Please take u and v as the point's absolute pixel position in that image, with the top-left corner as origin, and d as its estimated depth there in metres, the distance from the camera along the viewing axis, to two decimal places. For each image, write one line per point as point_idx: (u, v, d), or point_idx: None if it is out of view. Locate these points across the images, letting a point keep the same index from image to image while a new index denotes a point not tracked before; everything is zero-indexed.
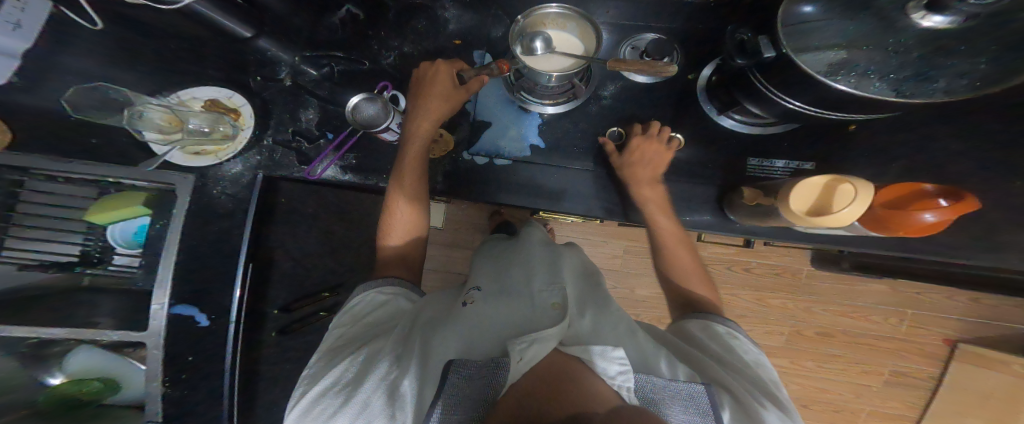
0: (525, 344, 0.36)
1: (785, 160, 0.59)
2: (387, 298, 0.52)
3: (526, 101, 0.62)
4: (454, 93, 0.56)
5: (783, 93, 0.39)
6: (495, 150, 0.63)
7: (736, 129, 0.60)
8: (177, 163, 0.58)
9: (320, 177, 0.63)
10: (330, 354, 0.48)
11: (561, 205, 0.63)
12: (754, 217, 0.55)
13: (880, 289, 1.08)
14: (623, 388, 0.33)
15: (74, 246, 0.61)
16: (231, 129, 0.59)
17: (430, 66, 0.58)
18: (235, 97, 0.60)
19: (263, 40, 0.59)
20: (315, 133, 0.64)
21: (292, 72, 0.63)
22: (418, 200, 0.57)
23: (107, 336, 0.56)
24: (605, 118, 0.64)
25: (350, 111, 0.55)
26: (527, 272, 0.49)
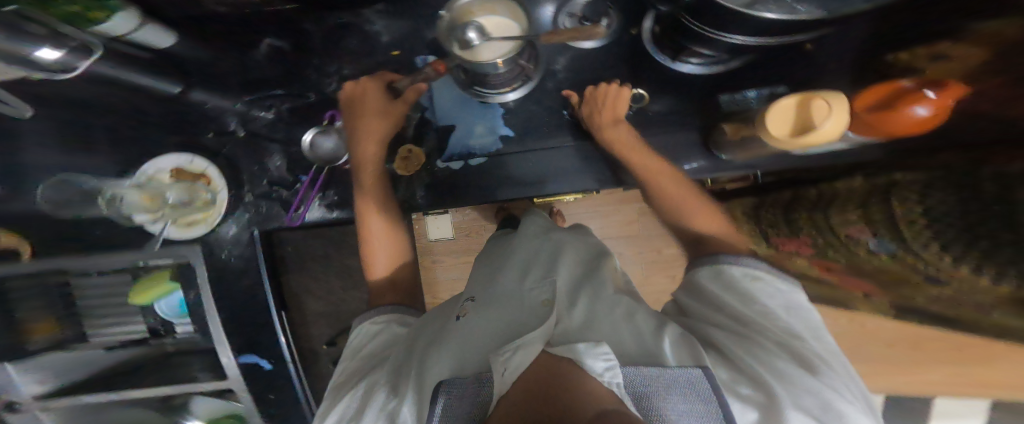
0: (510, 352, 0.36)
1: (759, 88, 0.54)
2: (379, 327, 0.55)
3: (483, 95, 0.60)
4: (392, 107, 0.59)
5: (720, 31, 0.37)
6: (467, 150, 0.62)
7: (696, 72, 0.56)
8: (175, 237, 0.62)
9: (306, 220, 0.65)
10: (337, 390, 0.50)
11: (546, 189, 0.61)
12: (744, 151, 0.50)
13: None
14: (612, 384, 0.32)
15: (140, 324, 0.68)
16: (209, 195, 0.61)
17: (356, 87, 0.60)
18: (197, 162, 0.61)
19: (194, 92, 0.59)
20: (290, 178, 0.65)
21: (242, 121, 0.64)
22: (394, 219, 0.59)
23: (199, 388, 0.62)
24: (565, 91, 0.60)
25: (309, 150, 0.64)
26: (517, 271, 0.50)
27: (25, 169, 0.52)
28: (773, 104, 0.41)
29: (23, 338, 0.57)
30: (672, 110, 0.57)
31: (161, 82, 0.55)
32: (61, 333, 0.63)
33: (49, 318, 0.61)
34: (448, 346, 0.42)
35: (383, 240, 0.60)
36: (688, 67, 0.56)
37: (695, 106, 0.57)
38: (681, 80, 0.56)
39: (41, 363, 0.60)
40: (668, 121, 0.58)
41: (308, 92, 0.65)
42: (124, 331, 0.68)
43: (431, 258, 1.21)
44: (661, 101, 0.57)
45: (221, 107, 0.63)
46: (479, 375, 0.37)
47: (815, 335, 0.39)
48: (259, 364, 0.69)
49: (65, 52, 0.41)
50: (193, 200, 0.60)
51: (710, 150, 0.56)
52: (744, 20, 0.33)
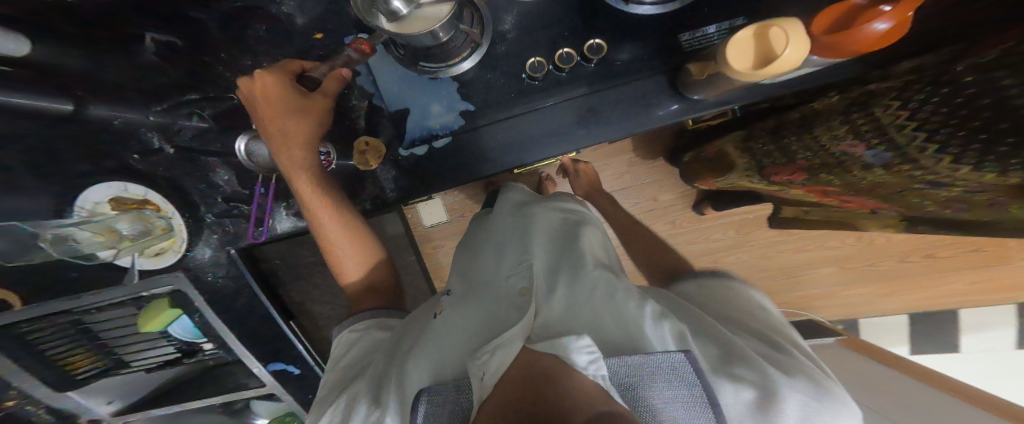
0: (487, 356, 0.36)
1: (719, 21, 0.50)
2: (359, 335, 0.59)
3: (434, 71, 0.54)
4: (309, 102, 0.51)
5: None
6: (427, 133, 0.58)
7: (654, 13, 0.50)
8: (150, 269, 0.61)
9: (277, 231, 0.63)
10: (321, 403, 0.52)
11: (517, 162, 0.56)
12: (715, 89, 0.45)
13: None
14: (598, 377, 0.32)
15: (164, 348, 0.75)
16: (163, 222, 0.58)
17: (254, 80, 0.50)
18: (133, 188, 0.55)
19: (92, 106, 0.49)
20: (246, 192, 0.62)
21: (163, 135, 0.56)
22: (350, 227, 0.59)
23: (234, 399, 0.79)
24: (518, 52, 0.53)
25: (246, 157, 0.61)
26: (496, 258, 0.52)
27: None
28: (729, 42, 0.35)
29: (71, 371, 0.65)
30: (639, 57, 0.51)
31: (45, 102, 0.46)
32: (103, 362, 0.69)
33: (84, 353, 0.66)
34: (427, 351, 0.44)
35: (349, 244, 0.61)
36: (642, 9, 0.49)
37: (664, 48, 0.50)
38: (643, 21, 0.50)
39: (98, 387, 0.70)
40: (636, 70, 0.51)
41: (231, 93, 0.59)
42: (156, 356, 0.72)
43: (427, 243, 1.20)
44: (625, 49, 0.51)
45: (135, 121, 0.54)
46: (460, 381, 0.38)
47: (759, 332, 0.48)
48: (287, 370, 0.78)
49: None
50: (150, 230, 0.59)
51: (681, 92, 0.51)
52: None
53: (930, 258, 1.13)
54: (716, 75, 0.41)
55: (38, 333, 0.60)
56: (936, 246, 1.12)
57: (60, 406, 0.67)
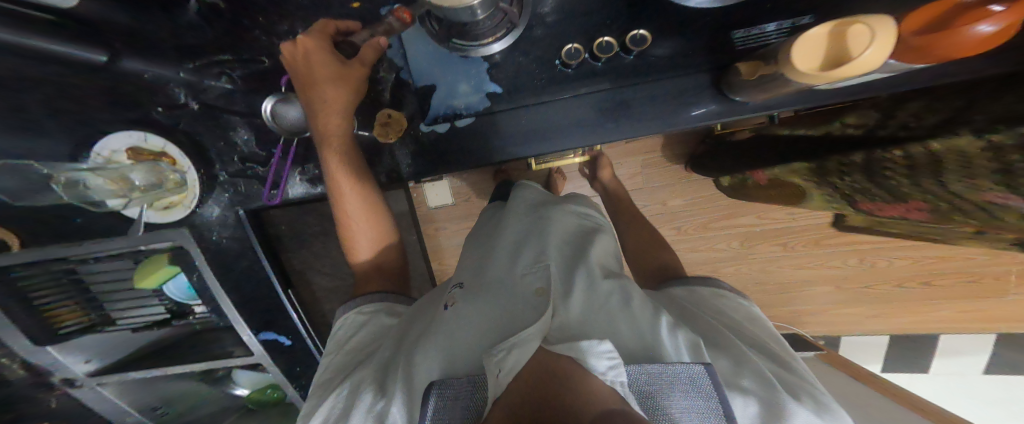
0: (504, 353, 0.36)
1: (779, 20, 0.48)
2: (366, 317, 0.59)
3: (465, 49, 0.53)
4: (347, 71, 0.51)
5: None
6: (453, 111, 0.57)
7: (704, 7, 0.48)
8: (156, 222, 0.63)
9: (290, 196, 0.62)
10: (323, 387, 0.53)
11: (543, 149, 0.57)
12: (762, 92, 0.45)
13: None
14: (616, 383, 0.33)
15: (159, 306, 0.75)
16: (178, 175, 0.59)
17: (295, 47, 0.50)
18: (152, 139, 0.56)
19: (126, 59, 0.52)
20: (263, 154, 0.61)
21: (190, 92, 0.57)
22: (369, 204, 0.59)
23: (232, 363, 0.75)
24: (557, 38, 0.52)
25: (272, 120, 0.58)
26: (510, 257, 0.51)
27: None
28: (801, 36, 0.34)
29: (55, 324, 0.67)
30: (677, 55, 0.51)
31: (80, 50, 0.49)
32: (89, 318, 0.71)
33: (71, 306, 0.69)
34: (438, 342, 0.44)
35: (365, 220, 0.61)
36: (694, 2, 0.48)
37: (702, 48, 0.50)
38: (683, 19, 0.49)
39: (78, 343, 0.70)
40: (670, 68, 0.52)
41: (263, 55, 0.56)
42: (146, 316, 0.74)
43: (431, 225, 1.20)
44: (664, 45, 0.50)
45: (163, 76, 0.56)
46: (473, 378, 0.38)
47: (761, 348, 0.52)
48: (278, 340, 0.77)
49: None
50: (163, 182, 0.58)
51: (723, 92, 0.51)
52: None
53: (921, 285, 1.15)
54: (771, 78, 0.41)
55: (30, 282, 0.64)
56: (927, 274, 1.14)
57: (36, 361, 0.67)
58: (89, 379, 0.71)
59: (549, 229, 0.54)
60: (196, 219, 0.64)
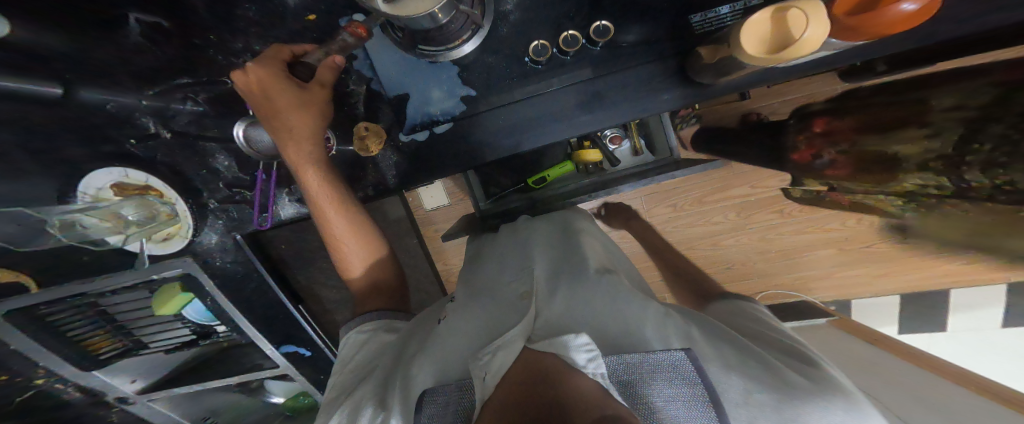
0: (488, 357, 0.39)
1: (733, 1, 0.46)
2: (367, 334, 0.60)
3: (432, 54, 0.52)
4: (307, 94, 0.49)
5: None
6: (428, 118, 0.57)
7: None
8: (158, 253, 0.65)
9: (280, 217, 0.63)
10: (328, 404, 0.54)
11: (521, 149, 0.56)
12: (723, 74, 0.43)
13: None
14: (597, 375, 0.32)
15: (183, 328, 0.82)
16: (167, 207, 0.61)
17: (243, 74, 0.48)
18: (133, 174, 0.58)
19: (84, 89, 0.51)
20: (247, 178, 0.61)
21: (159, 119, 0.57)
22: (357, 222, 0.60)
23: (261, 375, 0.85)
24: (522, 34, 0.51)
25: (247, 145, 0.57)
26: (499, 266, 0.57)
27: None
28: (746, 25, 0.32)
29: (93, 351, 0.75)
30: (646, 39, 0.49)
31: (34, 84, 0.48)
32: (122, 342, 0.79)
33: (102, 334, 0.76)
34: (432, 352, 0.47)
35: (355, 238, 0.62)
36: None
37: (672, 29, 0.48)
38: (645, 3, 0.48)
39: (119, 367, 0.80)
40: (641, 54, 0.50)
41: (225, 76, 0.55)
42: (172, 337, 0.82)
43: (428, 224, 1.21)
44: (632, 31, 0.49)
45: (127, 105, 0.55)
46: (461, 383, 0.42)
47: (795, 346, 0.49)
48: (298, 352, 0.85)
49: None
50: (156, 215, 0.62)
51: (687, 77, 0.49)
52: None
53: None
54: (727, 61, 0.40)
55: (61, 319, 0.69)
56: None
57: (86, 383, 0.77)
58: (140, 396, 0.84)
59: (534, 240, 0.58)
60: (195, 247, 0.66)
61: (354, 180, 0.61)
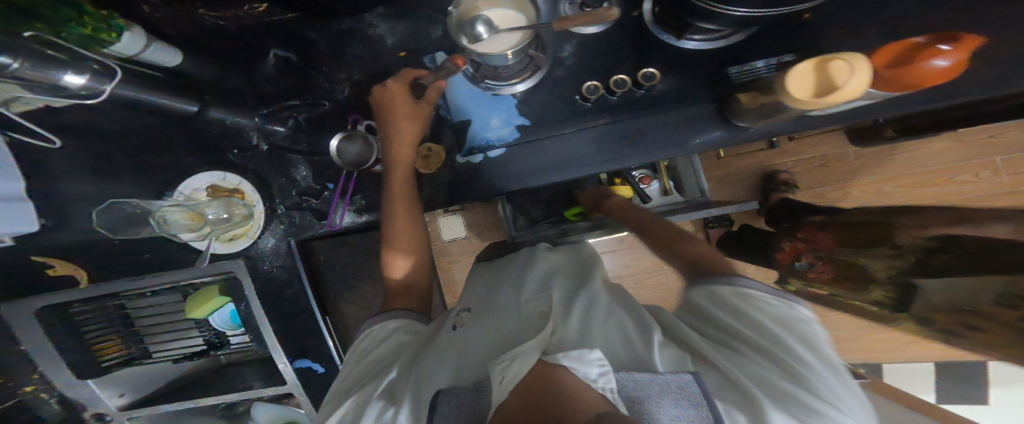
0: (506, 363, 0.40)
1: (767, 58, 0.55)
2: (386, 334, 0.61)
3: (495, 88, 0.61)
4: (418, 109, 0.59)
5: (726, 6, 0.40)
6: (484, 143, 0.64)
7: (701, 49, 0.56)
8: (222, 253, 0.71)
9: (342, 225, 0.70)
10: (341, 393, 0.57)
11: (568, 174, 0.63)
12: (764, 117, 0.51)
13: (945, 145, 1.20)
14: (605, 389, 0.37)
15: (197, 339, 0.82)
16: (246, 209, 0.69)
17: (383, 90, 0.59)
18: (230, 178, 0.69)
19: (214, 111, 0.62)
20: (316, 187, 0.70)
21: (262, 136, 0.70)
22: (413, 230, 0.65)
23: (264, 392, 0.80)
24: (578, 76, 0.60)
25: (337, 155, 0.65)
26: (514, 286, 0.55)
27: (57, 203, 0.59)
28: (791, 73, 0.40)
29: (98, 356, 0.74)
30: (680, 88, 0.58)
31: (177, 102, 0.55)
32: (129, 351, 0.78)
33: (115, 338, 0.76)
34: (446, 359, 0.49)
35: (408, 244, 0.67)
36: (692, 45, 0.56)
37: (707, 80, 0.57)
38: (683, 61, 0.57)
39: (117, 377, 0.77)
40: (675, 100, 0.58)
41: (323, 100, 0.69)
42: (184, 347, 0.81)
43: (446, 257, 1.26)
44: (668, 80, 0.57)
45: (240, 122, 0.67)
46: (475, 385, 0.42)
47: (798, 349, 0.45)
48: (311, 368, 0.82)
49: (86, 76, 0.43)
50: (233, 217, 0.68)
51: (727, 120, 0.57)
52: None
53: None
54: (771, 105, 0.47)
55: (84, 318, 0.72)
56: None
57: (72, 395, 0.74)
58: (121, 413, 0.76)
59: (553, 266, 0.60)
60: (252, 250, 0.73)
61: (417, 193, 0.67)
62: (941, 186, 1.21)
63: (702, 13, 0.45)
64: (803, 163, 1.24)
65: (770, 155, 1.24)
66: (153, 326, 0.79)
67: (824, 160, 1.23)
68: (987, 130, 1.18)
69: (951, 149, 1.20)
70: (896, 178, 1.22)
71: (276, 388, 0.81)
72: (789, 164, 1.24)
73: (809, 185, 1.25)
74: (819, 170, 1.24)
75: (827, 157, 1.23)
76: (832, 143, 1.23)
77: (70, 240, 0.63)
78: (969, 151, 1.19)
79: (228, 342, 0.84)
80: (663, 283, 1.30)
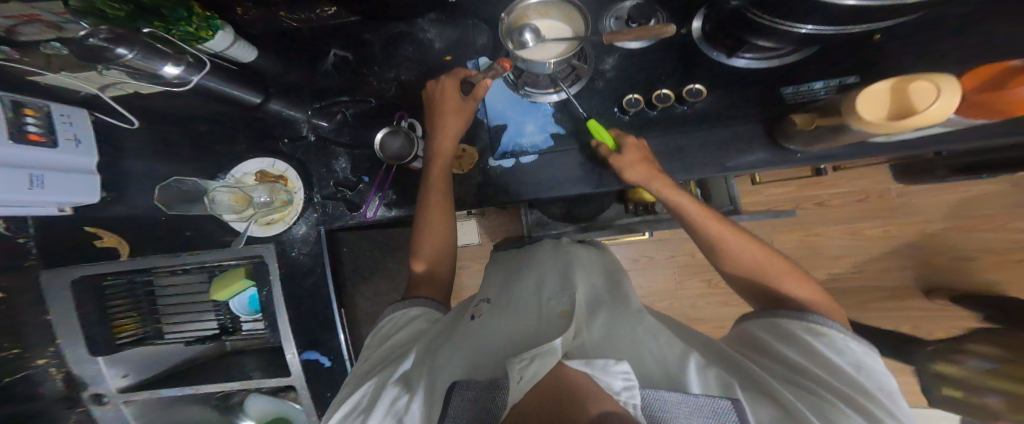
0: (526, 362, 0.37)
1: (826, 79, 0.59)
2: (408, 320, 0.61)
3: (533, 95, 0.64)
4: (463, 105, 0.62)
5: (794, 22, 0.42)
6: (518, 148, 0.66)
7: (753, 67, 0.59)
8: (257, 236, 0.74)
9: (373, 219, 0.74)
10: (357, 378, 0.56)
11: (599, 183, 0.65)
12: (817, 140, 0.53)
13: (998, 192, 1.14)
14: (629, 404, 0.34)
15: (212, 321, 0.80)
16: (286, 195, 0.73)
17: (436, 84, 0.64)
18: (278, 165, 0.74)
19: (273, 102, 0.69)
20: (352, 179, 0.75)
21: (311, 129, 0.76)
22: (442, 225, 0.66)
23: (265, 384, 0.71)
24: (616, 90, 0.64)
25: (379, 148, 0.68)
26: (539, 281, 0.54)
27: (123, 171, 0.64)
28: (864, 91, 0.44)
29: (114, 331, 0.70)
30: (716, 107, 0.61)
31: (242, 92, 0.63)
32: (143, 329, 0.74)
33: (133, 315, 0.73)
34: (461, 351, 0.47)
35: (436, 242, 0.68)
36: (741, 62, 0.59)
37: (749, 99, 0.60)
38: (730, 79, 0.61)
39: (126, 357, 0.71)
40: (711, 119, 0.61)
41: (370, 97, 0.74)
42: (198, 330, 0.78)
43: (460, 262, 1.25)
44: (710, 98, 0.61)
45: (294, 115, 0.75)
46: (491, 384, 0.40)
47: (856, 375, 0.43)
48: (319, 361, 0.78)
49: (182, 67, 0.53)
50: (274, 202, 0.73)
51: (777, 142, 0.60)
52: (817, 9, 0.38)
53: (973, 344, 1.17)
54: (832, 127, 0.49)
55: (113, 289, 0.69)
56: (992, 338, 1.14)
57: (78, 372, 0.67)
58: (119, 395, 0.69)
59: (577, 261, 0.58)
60: (284, 236, 0.76)
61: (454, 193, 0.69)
62: (989, 232, 1.15)
63: (768, 31, 0.47)
64: (838, 196, 1.20)
65: (808, 185, 1.20)
66: (175, 305, 0.76)
67: (862, 195, 1.19)
68: None
69: (1009, 194, 1.13)
70: (941, 220, 1.17)
71: (278, 380, 0.72)
72: (826, 195, 1.20)
73: (844, 220, 1.20)
74: (867, 208, 1.19)
75: (865, 193, 1.19)
76: (874, 179, 1.18)
77: (119, 213, 0.65)
78: None
79: (240, 328, 0.83)
80: (681, 308, 1.24)
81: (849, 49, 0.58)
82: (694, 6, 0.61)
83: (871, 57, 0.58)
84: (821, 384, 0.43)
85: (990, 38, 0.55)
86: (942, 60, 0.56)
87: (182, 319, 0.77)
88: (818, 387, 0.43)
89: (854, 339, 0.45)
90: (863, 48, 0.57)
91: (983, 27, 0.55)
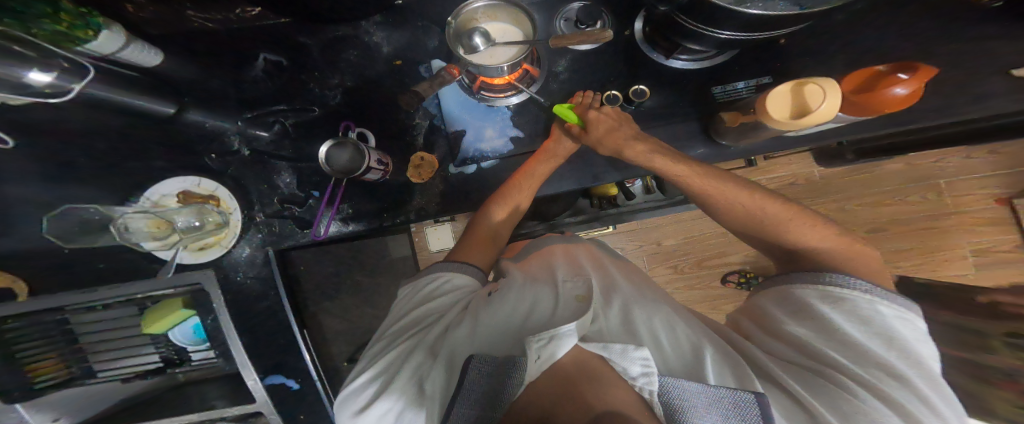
0: (542, 342, 0.43)
1: (745, 79, 0.63)
2: (424, 292, 0.60)
3: (490, 99, 0.64)
4: None
5: (711, 27, 0.45)
6: (478, 154, 0.65)
7: (687, 67, 0.62)
8: (188, 263, 0.66)
9: (326, 236, 0.68)
10: (376, 351, 0.57)
11: (563, 184, 0.65)
12: (742, 137, 0.57)
13: (901, 165, 1.32)
14: (643, 389, 0.40)
15: (152, 354, 0.70)
16: (220, 216, 0.66)
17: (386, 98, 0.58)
18: (205, 183, 0.66)
19: (190, 112, 0.62)
20: (300, 195, 0.69)
21: (244, 140, 0.68)
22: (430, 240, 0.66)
23: (227, 412, 0.66)
24: (568, 91, 0.64)
25: (325, 162, 0.62)
26: (551, 270, 0.58)
27: (8, 202, 0.54)
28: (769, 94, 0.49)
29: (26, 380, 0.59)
30: (665, 106, 0.63)
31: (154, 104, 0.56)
32: (68, 371, 0.64)
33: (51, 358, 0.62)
34: (482, 330, 0.50)
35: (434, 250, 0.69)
36: (679, 63, 0.62)
37: (691, 99, 0.63)
38: (673, 79, 0.63)
39: (50, 402, 0.62)
40: (663, 116, 0.63)
41: (313, 105, 0.69)
42: (135, 366, 0.69)
43: None
44: (658, 97, 0.63)
45: (220, 126, 0.67)
46: (510, 359, 0.43)
47: (881, 356, 0.45)
48: (286, 384, 0.75)
49: (55, 74, 0.45)
50: (205, 225, 0.65)
51: (711, 138, 0.63)
52: (730, 16, 0.41)
53: None
54: (750, 125, 0.53)
55: (16, 333, 0.58)
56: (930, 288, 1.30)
57: None
58: None
59: (585, 255, 0.63)
60: (224, 260, 0.69)
61: (413, 201, 0.67)
62: (894, 203, 1.33)
63: (692, 34, 0.49)
64: (775, 180, 1.33)
65: (749, 173, 1.32)
66: (103, 343, 0.66)
67: (792, 178, 1.32)
68: (938, 154, 1.30)
69: (908, 168, 1.31)
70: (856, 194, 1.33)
71: (241, 409, 0.67)
72: (764, 181, 1.33)
73: None
74: (800, 191, 1.33)
75: (797, 175, 1.33)
76: (802, 162, 1.32)
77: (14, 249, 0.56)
78: (924, 170, 1.31)
79: (189, 358, 0.73)
80: None
81: (774, 51, 0.63)
82: (637, 10, 0.63)
83: (795, 56, 0.63)
84: (833, 359, 0.46)
85: (892, 40, 0.61)
86: (855, 56, 0.62)
87: (113, 356, 0.68)
88: (829, 366, 0.46)
89: (885, 303, 0.47)
90: (783, 50, 0.63)
91: (884, 31, 0.61)
